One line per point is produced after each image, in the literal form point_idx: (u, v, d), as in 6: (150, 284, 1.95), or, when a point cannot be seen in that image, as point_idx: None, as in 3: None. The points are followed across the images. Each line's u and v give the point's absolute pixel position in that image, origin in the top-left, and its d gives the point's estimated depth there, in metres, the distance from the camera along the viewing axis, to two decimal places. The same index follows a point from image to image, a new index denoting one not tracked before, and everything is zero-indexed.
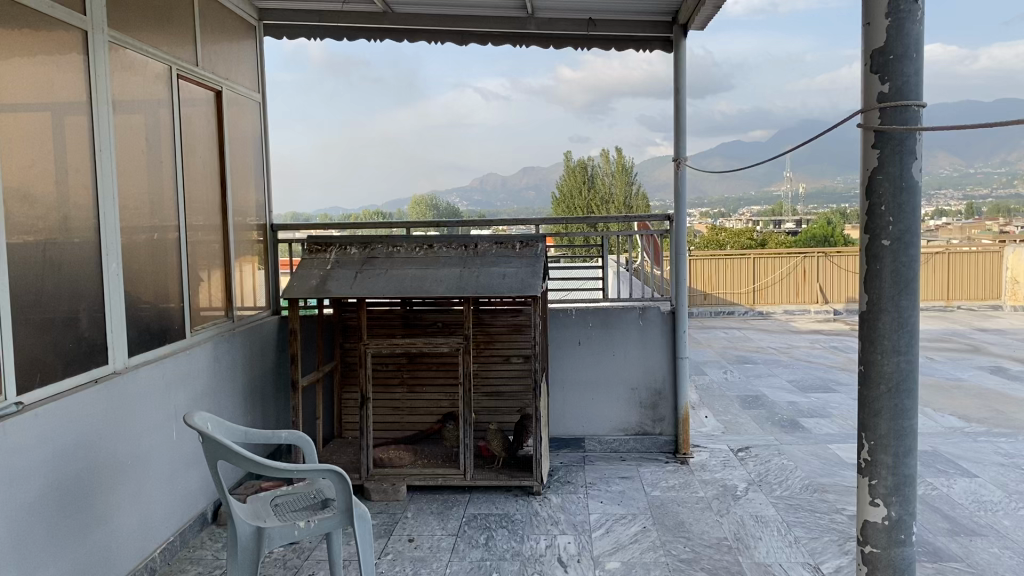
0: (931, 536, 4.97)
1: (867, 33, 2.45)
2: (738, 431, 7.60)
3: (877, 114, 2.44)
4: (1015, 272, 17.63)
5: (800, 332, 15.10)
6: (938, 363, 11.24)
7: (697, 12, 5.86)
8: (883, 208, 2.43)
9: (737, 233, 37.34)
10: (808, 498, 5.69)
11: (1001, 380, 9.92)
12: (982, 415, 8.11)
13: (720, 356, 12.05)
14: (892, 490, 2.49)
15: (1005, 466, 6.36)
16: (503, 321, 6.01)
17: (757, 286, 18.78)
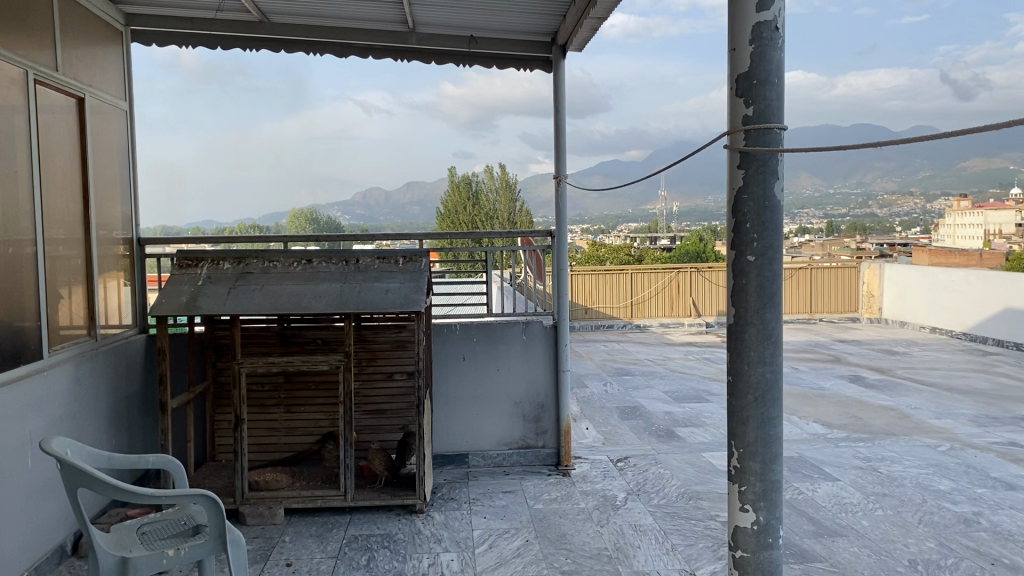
0: (797, 539, 5.21)
1: (732, 58, 2.57)
2: (617, 442, 7.76)
3: (742, 135, 2.55)
4: (870, 286, 18.82)
5: (675, 344, 15.60)
6: (802, 373, 11.84)
7: (575, 34, 6.00)
8: (747, 225, 2.54)
9: (616, 249, 38.32)
10: (683, 506, 5.87)
11: (858, 388, 10.55)
12: (842, 421, 8.59)
13: (600, 368, 12.29)
14: (760, 496, 2.59)
15: (863, 469, 6.75)
16: (385, 337, 5.93)
17: (635, 300, 19.27)
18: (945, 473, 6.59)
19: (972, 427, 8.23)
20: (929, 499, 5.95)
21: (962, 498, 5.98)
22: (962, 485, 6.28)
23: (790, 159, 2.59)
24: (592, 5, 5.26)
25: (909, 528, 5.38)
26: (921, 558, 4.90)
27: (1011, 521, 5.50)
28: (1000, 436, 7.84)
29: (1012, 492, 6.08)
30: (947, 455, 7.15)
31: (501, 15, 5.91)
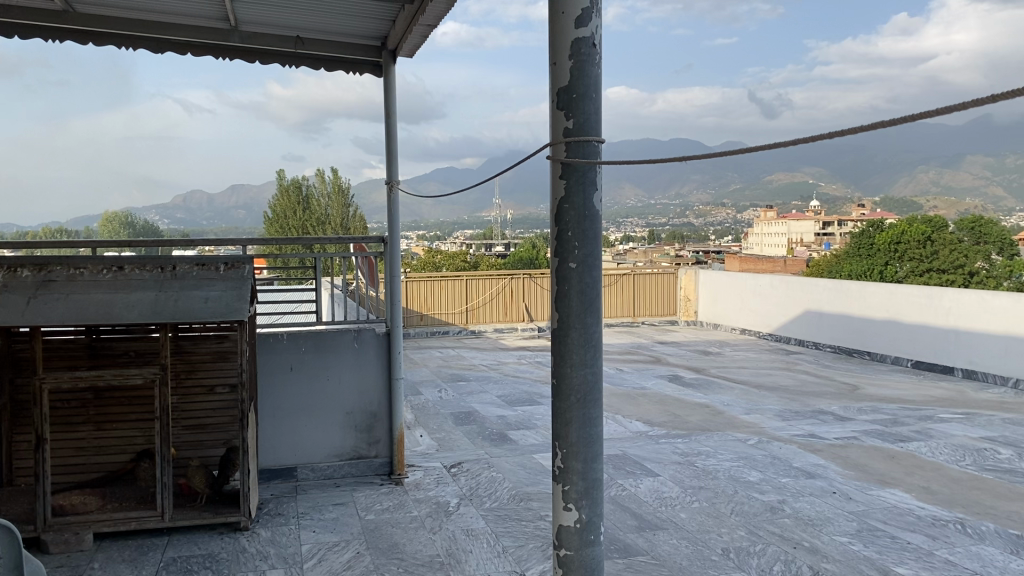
0: (622, 534, 5.43)
1: (553, 72, 2.64)
2: (450, 448, 7.80)
3: (564, 147, 2.63)
4: (687, 291, 19.93)
5: (509, 349, 15.86)
6: (627, 374, 12.37)
7: (404, 40, 6.01)
8: (570, 234, 2.62)
9: (450, 255, 38.58)
10: (514, 508, 5.97)
11: (678, 387, 11.14)
12: (663, 419, 9.05)
13: (435, 375, 12.30)
14: (583, 494, 2.67)
15: (681, 464, 7.14)
16: (205, 348, 5.63)
17: (469, 307, 19.35)
18: (754, 465, 7.08)
19: (777, 420, 8.90)
20: (740, 490, 6.37)
21: (769, 487, 6.44)
22: (769, 475, 6.77)
23: (608, 170, 2.70)
24: (421, 11, 5.31)
25: (722, 518, 5.74)
26: (733, 545, 5.23)
27: (810, 507, 5.98)
28: (801, 428, 8.52)
29: (812, 480, 6.63)
30: (755, 448, 7.68)
31: (328, 17, 5.80)
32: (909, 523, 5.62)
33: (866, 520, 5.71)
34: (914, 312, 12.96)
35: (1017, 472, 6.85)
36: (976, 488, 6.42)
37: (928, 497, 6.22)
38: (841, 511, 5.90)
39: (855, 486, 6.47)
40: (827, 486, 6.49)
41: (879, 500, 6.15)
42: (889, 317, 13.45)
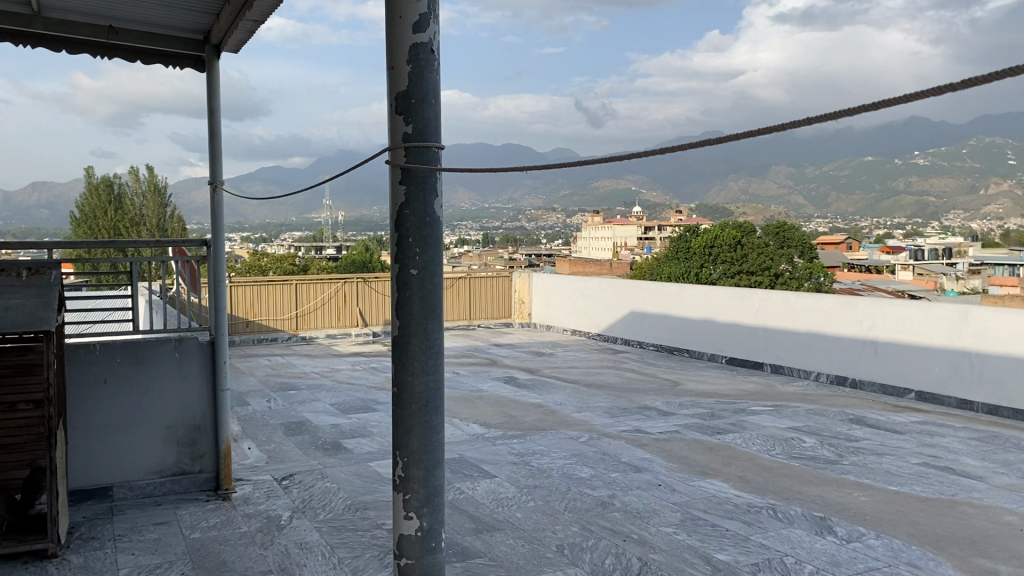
0: (460, 537, 5.45)
1: (390, 76, 2.60)
2: (281, 459, 7.53)
3: (403, 152, 2.59)
4: (521, 294, 20.28)
5: (341, 355, 15.52)
6: (463, 377, 12.43)
7: (229, 35, 5.74)
8: (410, 239, 2.59)
9: (278, 259, 37.30)
10: (350, 518, 5.85)
11: (512, 388, 11.32)
12: (498, 421, 9.15)
13: (263, 384, 11.83)
14: (423, 503, 2.66)
15: (516, 464, 7.25)
16: (5, 361, 5.08)
17: (299, 312, 18.75)
18: (586, 462, 7.30)
19: (607, 417, 9.23)
20: (573, 487, 6.55)
21: (600, 483, 6.67)
22: (599, 471, 7.01)
23: (447, 176, 2.69)
24: (248, 6, 5.09)
25: (556, 516, 5.88)
26: (567, 542, 5.37)
27: (638, 500, 6.25)
28: (629, 424, 8.88)
29: (639, 474, 6.92)
30: (586, 445, 7.93)
31: (144, 7, 5.45)
32: (728, 511, 5.99)
33: (689, 510, 6.02)
34: (728, 311, 13.84)
35: (819, 459, 7.47)
36: (785, 475, 6.93)
37: (743, 485, 6.65)
38: (667, 502, 6.19)
39: (679, 478, 6.82)
40: (653, 478, 6.80)
41: (700, 490, 6.51)
42: (705, 316, 14.31)
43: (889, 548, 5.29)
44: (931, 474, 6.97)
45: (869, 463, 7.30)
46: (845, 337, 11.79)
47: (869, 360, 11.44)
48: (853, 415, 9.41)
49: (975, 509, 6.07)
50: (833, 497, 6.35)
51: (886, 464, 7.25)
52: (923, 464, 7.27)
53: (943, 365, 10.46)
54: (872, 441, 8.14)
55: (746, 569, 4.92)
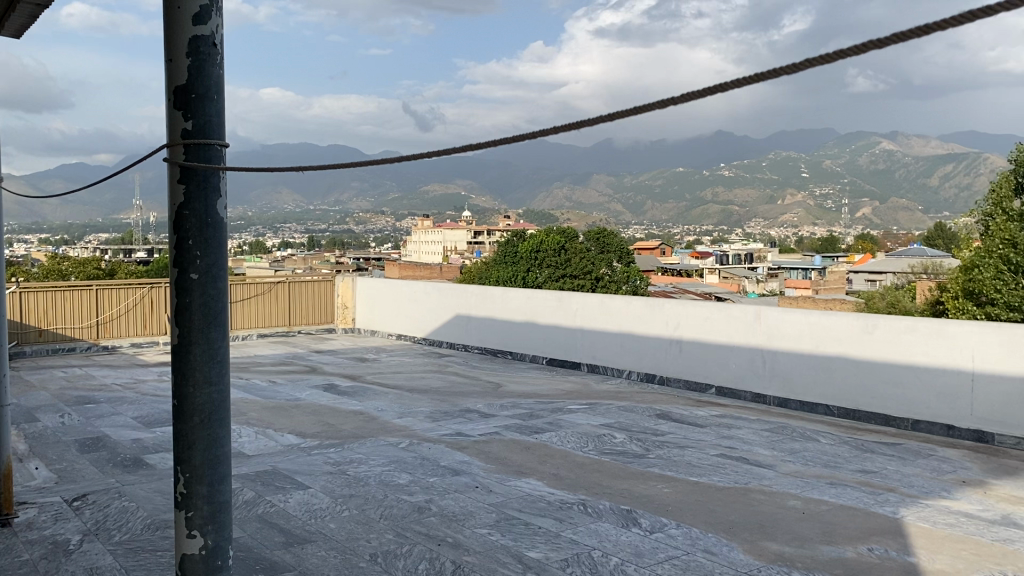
0: (268, 552, 5.25)
1: (168, 69, 2.45)
2: (73, 479, 6.97)
3: (181, 150, 2.46)
4: (344, 298, 19.90)
5: (148, 365, 14.61)
6: (279, 385, 12.01)
7: (7, 19, 5.27)
8: (190, 242, 2.46)
9: (80, 263, 34.73)
10: (149, 538, 5.50)
11: (331, 396, 11.07)
12: (315, 429, 8.92)
13: (57, 398, 10.92)
14: (208, 520, 2.52)
15: (332, 473, 7.09)
16: None
17: (101, 320, 17.48)
18: (404, 468, 7.25)
19: (427, 422, 9.22)
20: (390, 494, 6.48)
21: (417, 488, 6.64)
22: (417, 476, 6.98)
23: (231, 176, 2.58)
24: None
25: (371, 524, 5.79)
26: (381, 550, 5.30)
27: (454, 503, 6.27)
28: (448, 428, 8.91)
29: (456, 477, 6.95)
30: (405, 451, 7.88)
31: None
32: (541, 509, 6.13)
33: (503, 510, 6.11)
34: (547, 314, 14.21)
35: (628, 453, 7.81)
36: (596, 471, 7.19)
37: (556, 483, 6.83)
38: (482, 504, 6.25)
39: (495, 479, 6.91)
40: (470, 481, 6.85)
41: (515, 490, 6.63)
42: (526, 318, 14.63)
43: (688, 537, 5.60)
44: (727, 464, 7.45)
45: (673, 456, 7.71)
46: (654, 337, 12.40)
47: (676, 358, 12.09)
48: (661, 410, 9.92)
49: (765, 495, 6.54)
50: (639, 490, 6.65)
51: (688, 456, 7.68)
52: (720, 455, 7.77)
53: (740, 362, 11.22)
54: (676, 434, 8.60)
55: (555, 566, 5.04)
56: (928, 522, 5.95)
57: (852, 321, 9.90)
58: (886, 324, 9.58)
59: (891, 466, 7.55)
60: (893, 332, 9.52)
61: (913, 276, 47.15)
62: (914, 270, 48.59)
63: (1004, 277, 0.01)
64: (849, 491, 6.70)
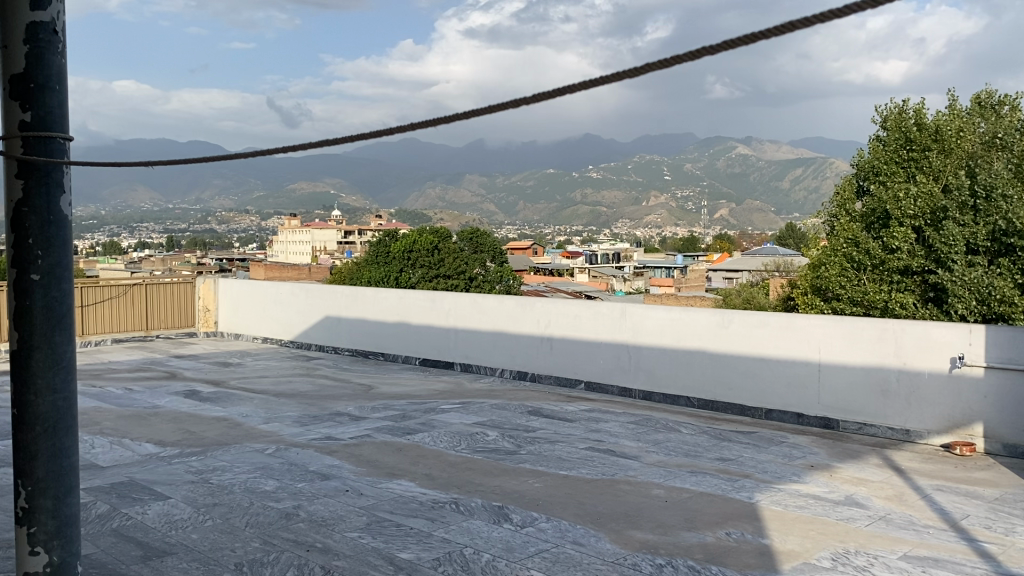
0: (124, 567, 4.99)
1: (3, 57, 2.30)
2: None
3: (19, 143, 2.31)
4: (205, 301, 19.12)
5: None
6: (136, 393, 11.44)
7: None
8: (30, 241, 2.31)
9: None
10: None
11: (193, 402, 10.63)
12: (176, 438, 8.55)
13: None
14: (53, 535, 2.37)
15: (194, 483, 6.82)
16: None
17: None
18: (271, 474, 7.05)
19: (295, 426, 9.01)
20: (256, 501, 6.29)
21: (285, 495, 6.47)
22: (285, 482, 6.81)
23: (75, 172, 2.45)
24: None
25: (236, 533, 5.61)
26: (246, 559, 5.14)
27: (324, 507, 6.16)
28: (318, 431, 8.74)
29: (326, 482, 6.82)
30: (272, 456, 7.67)
31: None
32: (412, 510, 6.10)
33: (375, 513, 6.05)
34: (420, 314, 14.15)
35: (500, 450, 7.90)
36: (468, 469, 7.23)
37: (428, 483, 6.82)
38: (352, 507, 6.17)
39: (366, 482, 6.83)
40: (341, 485, 6.75)
41: (387, 492, 6.57)
42: (398, 319, 14.52)
43: (557, 530, 5.72)
44: (595, 457, 7.65)
45: (544, 451, 7.84)
46: (525, 335, 12.57)
47: (547, 355, 12.30)
48: (532, 407, 10.07)
49: (631, 486, 6.76)
50: (510, 486, 6.73)
51: (558, 451, 7.84)
52: (589, 448, 7.97)
53: (607, 358, 11.53)
54: (547, 430, 8.76)
55: (427, 566, 5.04)
56: (780, 505, 6.31)
57: (710, 316, 10.36)
58: (741, 319, 10.08)
59: (747, 453, 7.96)
60: (747, 326, 10.03)
61: (766, 274, 49.90)
62: (768, 268, 51.43)
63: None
64: (708, 478, 7.02)
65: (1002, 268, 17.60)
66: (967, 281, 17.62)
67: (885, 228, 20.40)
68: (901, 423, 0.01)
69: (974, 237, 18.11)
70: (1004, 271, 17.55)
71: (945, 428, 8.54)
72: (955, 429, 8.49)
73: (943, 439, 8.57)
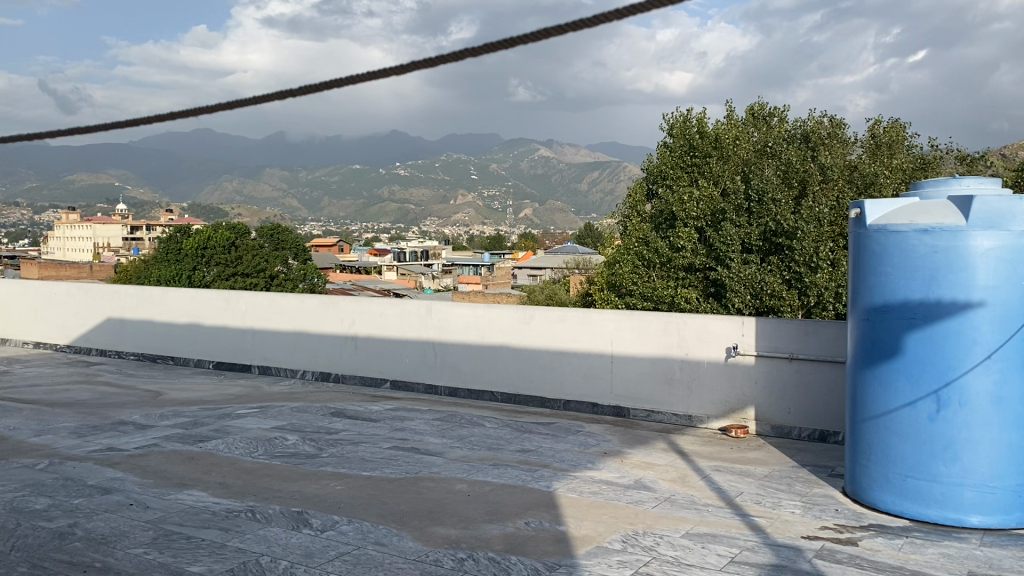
0: None
1: None
2: None
3: None
4: None
5: None
6: None
7: None
8: None
9: None
10: None
11: None
12: None
13: None
14: None
15: None
16: None
17: None
18: (42, 492, 6.44)
19: (72, 438, 8.29)
20: (24, 522, 5.73)
21: (59, 513, 5.94)
22: (59, 499, 6.25)
23: None
24: None
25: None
26: None
27: (104, 524, 5.71)
28: (98, 443, 8.10)
29: (107, 496, 6.33)
30: (45, 472, 7.02)
31: None
32: (204, 521, 5.80)
33: (162, 526, 5.69)
34: (213, 314, 13.47)
35: (300, 454, 7.68)
36: (266, 475, 6.98)
37: (222, 492, 6.51)
38: (137, 522, 5.77)
39: (153, 494, 6.41)
40: (124, 499, 6.29)
41: (176, 503, 6.20)
42: (190, 321, 13.74)
43: (358, 531, 5.64)
44: (399, 456, 7.62)
45: (346, 453, 7.72)
46: (328, 335, 12.30)
47: (350, 355, 12.10)
48: (335, 408, 9.87)
49: (434, 482, 6.79)
50: (311, 490, 6.56)
51: (361, 452, 7.74)
52: (393, 448, 7.93)
53: (412, 355, 11.52)
54: (350, 431, 8.63)
55: None
56: (576, 493, 6.58)
57: (511, 313, 10.62)
58: (541, 315, 10.42)
59: (546, 444, 8.23)
60: (547, 322, 10.39)
61: (566, 272, 51.78)
62: (569, 266, 53.46)
63: (482, 562, 0.01)
64: (509, 470, 7.20)
65: (772, 266, 19.32)
66: (741, 278, 19.06)
67: (672, 229, 21.84)
68: (701, 390, 0.01)
69: (748, 237, 19.72)
70: (774, 268, 19.21)
71: (723, 413, 9.25)
72: (731, 413, 9.21)
73: (720, 422, 9.27)
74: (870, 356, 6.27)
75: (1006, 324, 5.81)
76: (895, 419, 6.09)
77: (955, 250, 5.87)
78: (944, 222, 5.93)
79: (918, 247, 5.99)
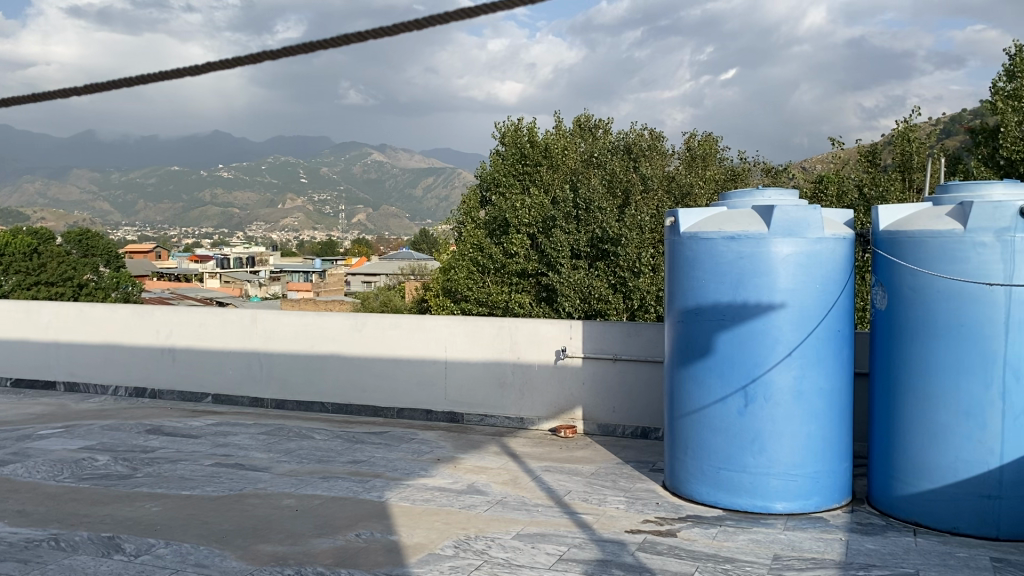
0: None
1: None
2: None
3: None
4: None
5: None
6: None
7: None
8: None
9: None
10: None
11: None
12: None
13: None
14: None
15: None
16: None
17: None
18: None
19: None
20: None
21: None
22: None
23: None
24: None
25: None
26: None
27: None
28: None
29: None
30: None
31: None
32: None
33: None
34: (11, 327, 12.36)
35: (111, 476, 7.19)
36: (71, 499, 6.47)
37: (21, 520, 5.96)
38: None
39: None
40: None
41: None
42: None
43: (177, 554, 5.33)
44: (222, 473, 7.28)
45: (163, 472, 7.29)
46: (143, 347, 11.59)
47: (168, 368, 11.45)
48: (151, 426, 9.30)
49: (259, 499, 6.54)
50: (124, 513, 6.15)
51: (179, 470, 7.33)
52: (215, 465, 7.57)
53: (236, 367, 11.06)
54: (168, 448, 8.16)
55: None
56: (408, 501, 6.54)
57: (342, 320, 10.42)
58: (373, 322, 10.27)
59: (378, 453, 8.13)
60: (380, 330, 10.26)
61: (401, 278, 51.66)
62: (403, 272, 53.41)
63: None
64: (340, 482, 7.05)
65: (599, 270, 19.92)
66: (571, 283, 19.83)
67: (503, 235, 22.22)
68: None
69: (576, 243, 20.40)
70: (601, 273, 19.90)
71: (553, 414, 9.49)
72: (560, 414, 9.46)
73: (550, 424, 9.50)
74: (685, 355, 6.64)
75: (804, 323, 6.31)
76: (708, 414, 6.48)
77: (759, 255, 6.31)
78: (748, 230, 6.36)
79: (726, 253, 6.40)
